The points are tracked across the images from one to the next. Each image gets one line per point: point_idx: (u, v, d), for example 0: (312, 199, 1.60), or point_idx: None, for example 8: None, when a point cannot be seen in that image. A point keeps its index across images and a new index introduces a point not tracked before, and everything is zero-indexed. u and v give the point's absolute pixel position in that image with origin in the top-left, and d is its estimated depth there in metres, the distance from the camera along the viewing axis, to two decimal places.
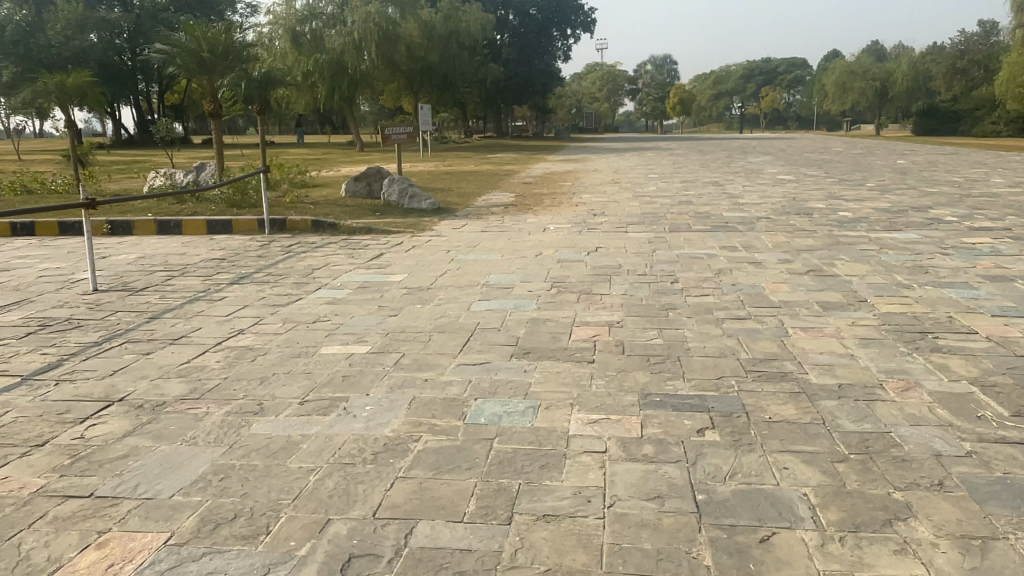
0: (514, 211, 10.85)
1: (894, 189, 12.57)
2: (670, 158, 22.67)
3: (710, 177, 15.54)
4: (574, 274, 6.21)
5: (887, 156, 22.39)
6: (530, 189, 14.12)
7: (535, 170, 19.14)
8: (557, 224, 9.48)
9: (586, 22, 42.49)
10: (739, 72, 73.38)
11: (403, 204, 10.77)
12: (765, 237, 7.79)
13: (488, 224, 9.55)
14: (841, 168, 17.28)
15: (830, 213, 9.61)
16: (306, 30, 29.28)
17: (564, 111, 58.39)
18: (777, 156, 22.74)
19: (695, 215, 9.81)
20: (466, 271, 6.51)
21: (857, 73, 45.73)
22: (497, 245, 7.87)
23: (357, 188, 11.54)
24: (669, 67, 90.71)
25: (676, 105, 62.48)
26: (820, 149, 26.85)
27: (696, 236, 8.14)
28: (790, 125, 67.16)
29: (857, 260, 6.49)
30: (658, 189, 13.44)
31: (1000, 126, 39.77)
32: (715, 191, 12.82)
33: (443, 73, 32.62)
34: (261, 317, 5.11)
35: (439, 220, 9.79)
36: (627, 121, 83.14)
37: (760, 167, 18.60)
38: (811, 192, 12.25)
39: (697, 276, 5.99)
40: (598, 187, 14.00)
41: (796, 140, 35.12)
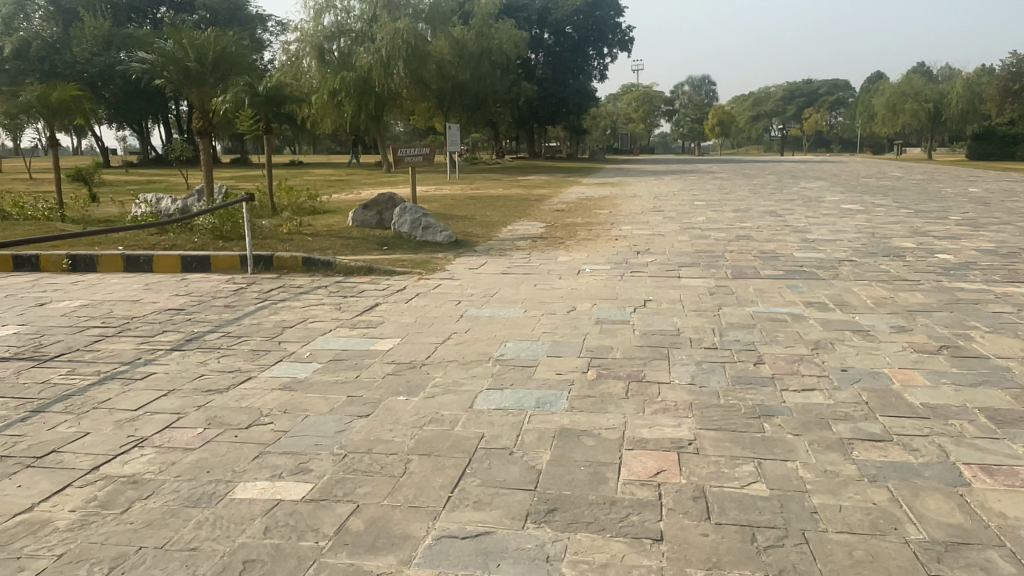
0: (545, 245, 9.38)
1: (987, 224, 10.85)
2: (715, 183, 20.98)
3: (765, 206, 13.91)
4: (621, 347, 4.67)
5: (956, 183, 20.48)
6: (562, 217, 12.64)
7: (568, 194, 17.68)
8: (596, 264, 7.98)
9: (622, 40, 40.86)
10: (779, 94, 71.48)
11: (414, 237, 9.35)
12: (856, 292, 6.20)
13: (514, 264, 8.10)
14: (911, 198, 15.52)
15: (925, 256, 7.98)
16: (333, 47, 28.32)
17: (599, 131, 57.06)
18: (833, 181, 21.02)
19: (757, 255, 8.25)
20: (479, 335, 5.02)
21: (908, 95, 43.66)
22: (523, 294, 6.39)
23: (366, 217, 10.13)
24: (707, 88, 88.63)
25: (716, 126, 60.85)
26: (876, 174, 25.00)
27: (766, 286, 6.57)
28: (834, 148, 64.86)
29: (999, 331, 4.86)
30: (708, 219, 11.85)
31: None
32: (775, 223, 11.21)
33: (475, 91, 31.52)
34: (181, 413, 3.64)
35: (455, 258, 8.34)
36: (662, 142, 81.61)
37: (817, 194, 16.90)
38: (889, 226, 10.59)
39: (789, 356, 4.39)
40: (640, 215, 12.47)
41: (846, 164, 33.14)
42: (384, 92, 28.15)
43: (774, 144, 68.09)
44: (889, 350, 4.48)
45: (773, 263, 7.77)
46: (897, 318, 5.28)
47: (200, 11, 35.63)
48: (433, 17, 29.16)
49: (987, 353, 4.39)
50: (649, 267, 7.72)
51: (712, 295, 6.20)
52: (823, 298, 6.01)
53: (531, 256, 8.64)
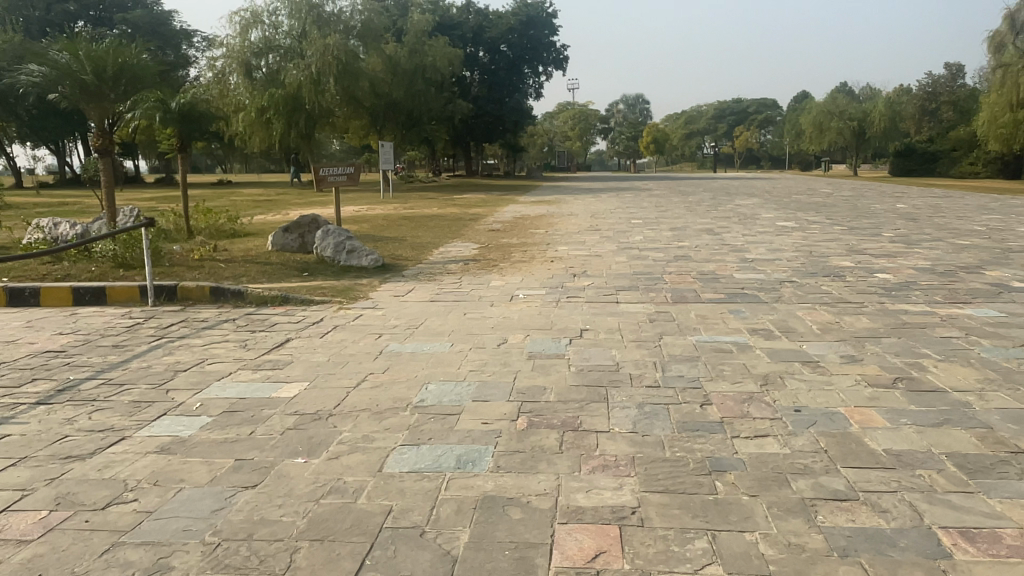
0: (477, 268, 8.92)
1: (918, 240, 10.90)
2: (650, 201, 20.94)
3: (702, 224, 13.79)
4: (556, 388, 4.22)
5: (882, 200, 20.95)
6: (497, 237, 12.22)
7: (504, 213, 17.30)
8: (531, 289, 7.56)
9: (557, 58, 40.95)
10: (710, 114, 73.21)
11: (338, 261, 8.76)
12: (800, 317, 5.92)
13: (444, 290, 7.62)
14: (841, 215, 15.68)
15: (864, 275, 7.82)
16: (261, 63, 27.44)
17: (536, 150, 57.11)
18: (765, 198, 21.27)
19: (697, 277, 7.98)
20: (398, 376, 4.50)
21: (834, 113, 45.02)
22: (451, 325, 5.90)
23: (286, 241, 9.49)
24: (641, 107, 90.16)
25: (651, 144, 61.87)
26: (806, 190, 25.45)
27: (708, 311, 6.24)
28: (763, 165, 66.61)
29: (952, 359, 4.60)
30: (646, 238, 11.60)
31: (978, 167, 38.87)
32: (713, 242, 11.03)
33: (409, 109, 31.00)
34: (26, 491, 3.01)
35: (380, 284, 7.80)
36: (598, 159, 82.47)
37: (751, 211, 16.95)
38: (825, 244, 10.53)
39: (737, 395, 4.01)
40: (577, 235, 12.16)
41: (777, 182, 33.78)
42: (314, 109, 27.34)
43: (706, 162, 69.64)
44: (841, 385, 4.16)
45: (714, 286, 7.49)
46: (846, 346, 4.99)
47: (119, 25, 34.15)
48: (365, 33, 28.55)
49: (942, 386, 4.10)
50: (586, 292, 7.34)
51: (652, 323, 5.84)
52: (766, 325, 5.70)
53: (463, 281, 8.16)
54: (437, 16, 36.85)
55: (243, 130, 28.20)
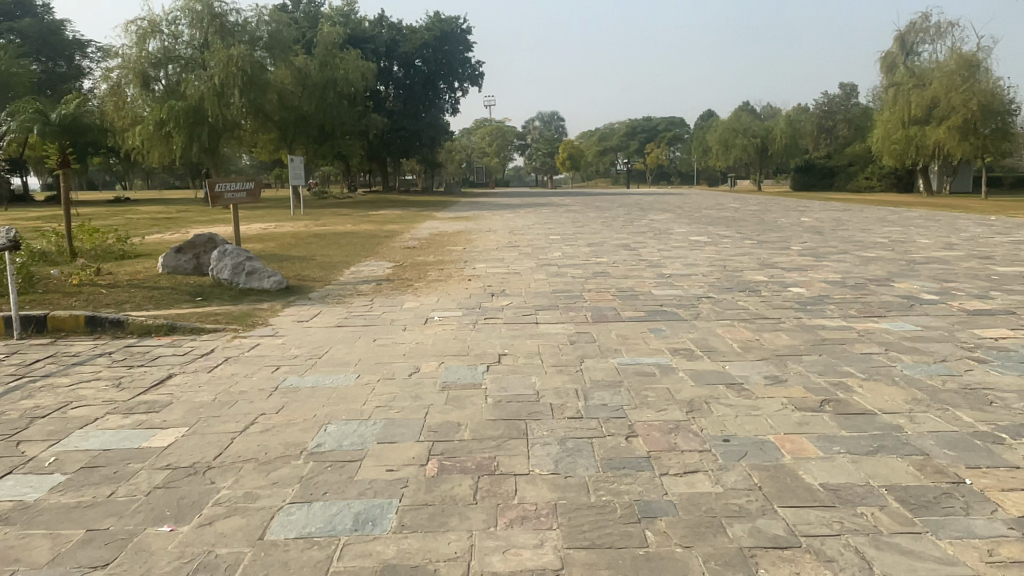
0: (389, 289, 8.47)
1: (827, 253, 11.12)
2: (566, 216, 20.94)
3: (617, 239, 13.75)
4: (469, 423, 3.84)
5: (788, 213, 21.60)
6: (412, 255, 11.78)
7: (419, 230, 16.85)
8: (444, 309, 7.16)
9: (472, 74, 40.86)
10: (622, 130, 74.79)
11: (236, 283, 8.15)
12: (722, 335, 5.76)
13: (352, 313, 7.13)
14: (752, 229, 16.00)
15: (779, 290, 7.81)
16: (160, 75, 26.13)
17: (453, 165, 56.78)
18: (679, 213, 21.58)
19: (616, 294, 7.78)
20: (293, 416, 4.01)
21: (738, 131, 46.43)
22: (358, 352, 5.45)
23: (179, 263, 8.81)
24: (556, 124, 91.34)
25: (566, 160, 62.58)
26: (716, 205, 26.05)
27: (628, 331, 6.01)
28: (674, 181, 68.42)
29: (875, 377, 4.48)
30: (563, 255, 11.41)
31: (874, 181, 40.89)
32: (629, 258, 10.94)
33: (320, 123, 30.14)
34: None
35: (282, 308, 7.25)
36: (515, 175, 82.87)
37: (665, 225, 17.10)
38: (739, 258, 10.59)
39: (663, 424, 3.73)
40: (493, 252, 11.86)
41: (688, 197, 34.55)
42: (219, 123, 26.17)
43: (620, 177, 70.97)
44: (770, 408, 3.95)
45: (633, 302, 7.29)
46: (769, 365, 4.83)
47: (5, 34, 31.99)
48: (273, 45, 27.65)
49: (870, 407, 3.95)
50: (502, 312, 7.00)
51: (572, 345, 5.54)
52: (689, 344, 5.50)
53: (372, 302, 7.70)
54: (349, 29, 36.15)
55: (141, 144, 26.70)
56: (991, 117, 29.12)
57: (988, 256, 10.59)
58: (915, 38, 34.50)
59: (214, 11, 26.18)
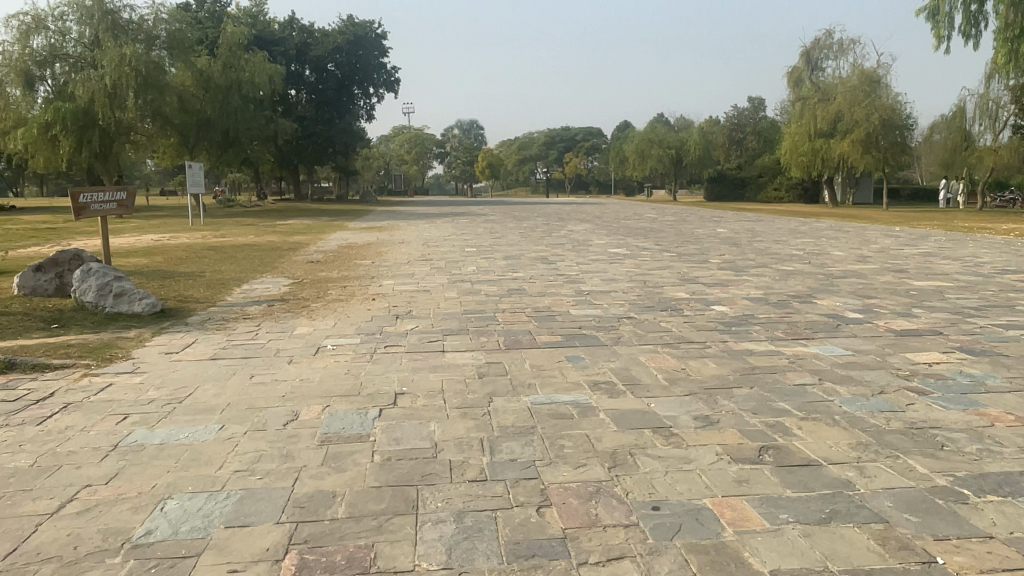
0: (282, 311, 7.62)
1: (746, 267, 10.92)
2: (483, 227, 20.35)
3: (535, 252, 13.25)
4: (348, 493, 3.13)
5: (703, 224, 21.69)
6: (314, 270, 10.92)
7: (328, 241, 15.92)
8: (341, 335, 6.40)
9: (389, 81, 39.92)
10: (541, 140, 75.08)
11: (102, 307, 7.15)
12: (646, 364, 5.25)
13: (235, 341, 6.29)
14: (670, 240, 15.82)
15: (702, 308, 7.41)
16: (45, 74, 24.19)
17: (370, 173, 55.49)
18: (597, 224, 21.34)
19: (531, 314, 7.22)
20: (126, 488, 3.20)
21: (654, 142, 46.95)
22: (229, 395, 4.64)
23: (39, 283, 7.70)
24: (475, 132, 90.97)
25: (485, 169, 62.21)
26: (633, 215, 26.06)
27: (544, 360, 5.40)
28: (592, 190, 69.05)
29: (816, 417, 4.03)
30: (478, 269, 10.79)
31: (782, 192, 42.15)
32: (547, 273, 10.42)
33: (225, 128, 28.65)
34: None
35: (151, 338, 6.31)
36: (435, 183, 81.88)
37: (583, 237, 16.75)
38: (659, 273, 10.23)
39: (581, 486, 3.12)
40: (404, 266, 11.12)
41: (605, 206, 34.60)
42: (111, 127, 24.38)
43: (540, 186, 71.17)
44: (703, 461, 3.40)
45: (549, 325, 6.74)
46: (698, 402, 4.33)
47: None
48: (172, 45, 26.08)
49: (815, 457, 3.47)
50: (406, 337, 6.30)
51: (480, 378, 4.91)
52: (609, 376, 4.95)
53: (260, 328, 6.85)
54: (256, 30, 34.58)
55: (22, 148, 24.53)
56: (892, 131, 30.26)
57: (901, 268, 10.59)
58: (820, 54, 35.73)
59: (106, 7, 24.43)
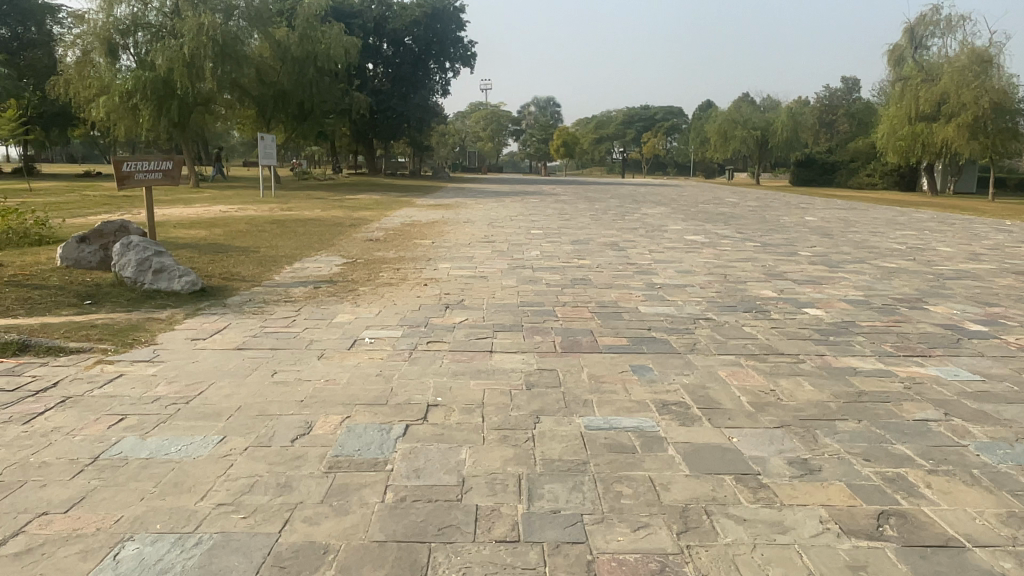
0: (327, 294, 7.07)
1: (841, 262, 9.82)
2: (554, 207, 19.55)
3: (606, 237, 12.43)
4: (344, 549, 2.48)
5: (789, 211, 20.30)
6: (371, 249, 10.39)
7: (392, 218, 15.49)
8: (382, 326, 5.80)
9: (465, 55, 39.33)
10: (619, 119, 73.28)
11: (141, 284, 6.75)
12: (728, 381, 4.44)
13: (269, 327, 5.75)
14: (753, 228, 14.72)
15: (792, 311, 6.51)
16: (127, 43, 24.49)
17: (444, 149, 55.25)
18: (673, 207, 20.25)
19: (596, 310, 6.48)
20: (85, 522, 2.65)
21: (738, 122, 44.97)
22: (243, 395, 4.08)
23: (82, 254, 7.40)
24: (552, 109, 89.61)
25: (560, 147, 61.14)
26: (713, 199, 24.77)
27: (605, 369, 4.65)
28: (670, 172, 67.08)
29: (947, 474, 3.18)
30: (542, 254, 10.05)
31: (875, 178, 39.69)
32: (616, 261, 9.58)
33: (300, 100, 28.60)
34: None
35: (182, 321, 5.86)
36: (510, 161, 81.15)
37: (658, 221, 15.76)
38: (742, 266, 9.26)
39: (642, 564, 2.40)
40: (464, 248, 10.51)
41: (683, 188, 33.18)
42: (189, 97, 24.58)
43: (616, 166, 69.61)
44: (803, 532, 2.63)
45: (615, 323, 5.99)
46: (792, 440, 3.53)
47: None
48: (252, 16, 26.00)
49: (953, 536, 2.64)
50: (455, 332, 5.65)
51: (529, 391, 4.21)
52: (682, 396, 4.17)
53: (300, 312, 6.32)
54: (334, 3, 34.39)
55: (105, 116, 25.01)
56: (1003, 115, 27.81)
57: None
58: (925, 31, 33.03)
59: None
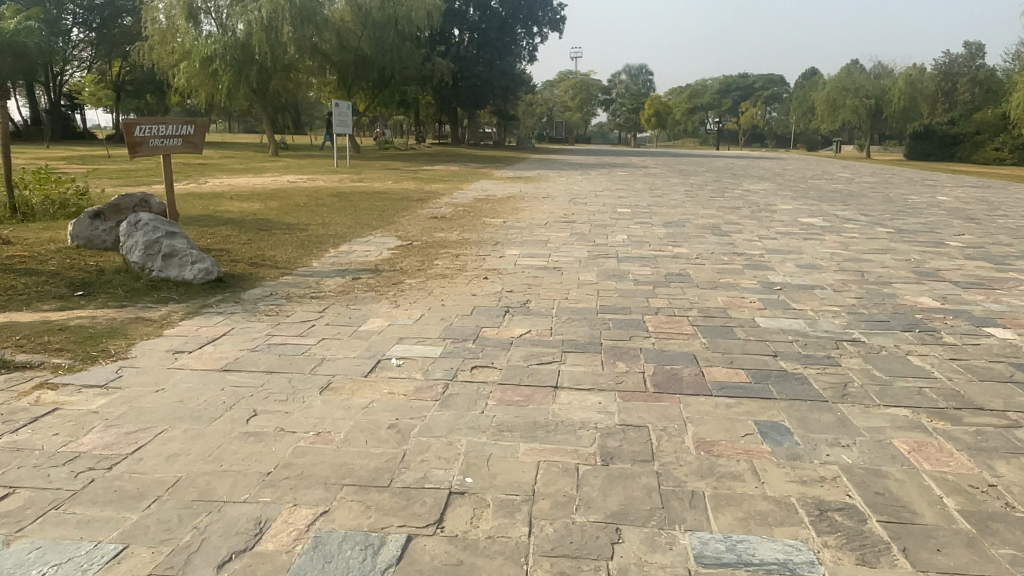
0: (365, 288, 5.84)
1: (1006, 257, 7.91)
2: (644, 181, 17.92)
3: (705, 218, 10.80)
4: None
5: (915, 188, 17.93)
6: (433, 229, 9.15)
7: (467, 192, 14.29)
8: (419, 339, 4.48)
9: (553, 19, 37.49)
10: (715, 88, 69.77)
11: (148, 272, 5.66)
12: (913, 466, 2.89)
13: (279, 333, 4.53)
14: (878, 209, 12.72)
15: (971, 333, 4.83)
16: (209, 7, 24.02)
17: (531, 118, 53.61)
18: (779, 183, 18.22)
19: (701, 322, 4.97)
20: None
21: (849, 90, 41.41)
22: (188, 459, 2.84)
23: (96, 233, 6.40)
24: (644, 77, 86.24)
25: (652, 117, 58.42)
26: (823, 174, 22.42)
27: (721, 431, 3.17)
28: (769, 143, 63.35)
29: None
30: (630, 239, 8.57)
31: (1004, 153, 35.71)
32: (720, 250, 8.00)
33: (381, 66, 27.58)
34: None
35: (177, 322, 4.73)
36: (599, 131, 78.72)
37: (763, 199, 13.94)
38: (880, 261, 7.51)
39: None
40: (539, 230, 9.13)
41: (786, 162, 30.60)
42: (268, 62, 24.01)
43: (710, 137, 66.41)
44: None
45: (728, 346, 4.47)
46: None
47: (68, 6, 32.18)
48: None
49: None
50: (511, 352, 4.26)
51: (605, 468, 2.80)
52: (848, 494, 2.67)
53: (325, 313, 5.09)
54: None
55: (186, 82, 24.76)
56: None
57: None
58: None
59: None
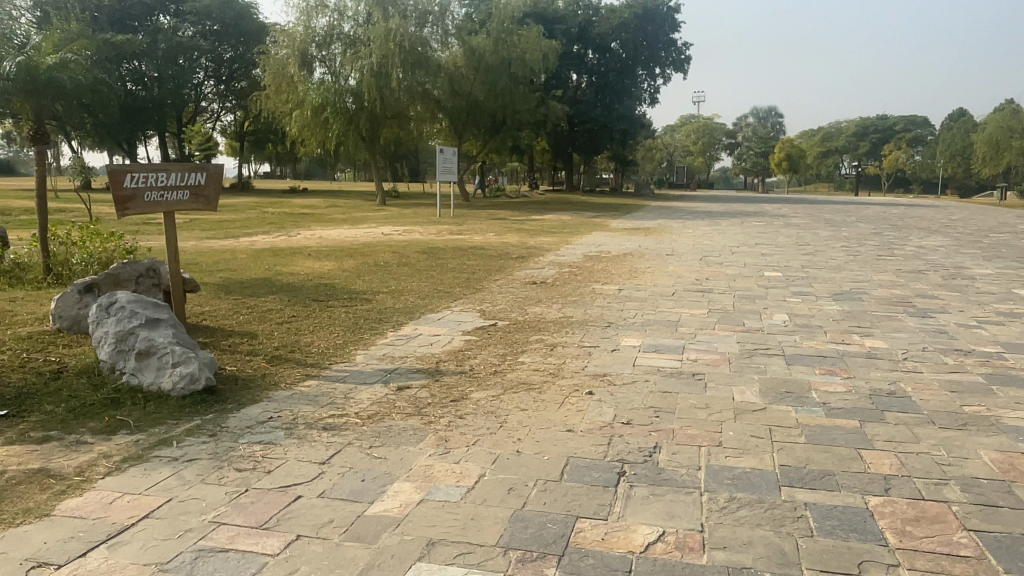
0: (409, 408, 3.92)
1: None
2: (787, 233, 15.34)
3: (885, 287, 8.32)
4: None
5: None
6: (527, 299, 7.27)
7: (577, 246, 12.39)
8: (464, 550, 2.47)
9: (678, 60, 35.25)
10: (851, 129, 64.93)
11: (120, 377, 4.04)
12: None
13: (233, 521, 2.66)
14: None
15: None
16: (324, 55, 23.81)
17: (652, 163, 51.36)
18: (958, 237, 15.10)
19: (984, 528, 2.69)
20: None
21: (1015, 131, 36.30)
22: None
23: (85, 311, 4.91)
24: (773, 121, 82.07)
25: (782, 161, 54.60)
26: (1005, 226, 18.79)
27: None
28: (915, 189, 57.73)
29: None
30: (793, 321, 6.31)
31: None
32: (934, 344, 5.59)
33: (493, 111, 26.39)
34: None
35: (94, 481, 2.97)
36: (723, 176, 75.18)
37: (949, 260, 11.12)
38: None
39: None
40: (665, 304, 7.03)
41: (948, 210, 26.61)
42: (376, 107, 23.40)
43: (847, 181, 61.57)
44: None
45: None
46: None
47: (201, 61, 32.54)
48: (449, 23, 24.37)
49: None
50: None
51: None
52: None
53: (331, 463, 3.19)
54: (538, 10, 32.50)
55: (298, 130, 24.56)
56: None
57: None
58: None
59: None
